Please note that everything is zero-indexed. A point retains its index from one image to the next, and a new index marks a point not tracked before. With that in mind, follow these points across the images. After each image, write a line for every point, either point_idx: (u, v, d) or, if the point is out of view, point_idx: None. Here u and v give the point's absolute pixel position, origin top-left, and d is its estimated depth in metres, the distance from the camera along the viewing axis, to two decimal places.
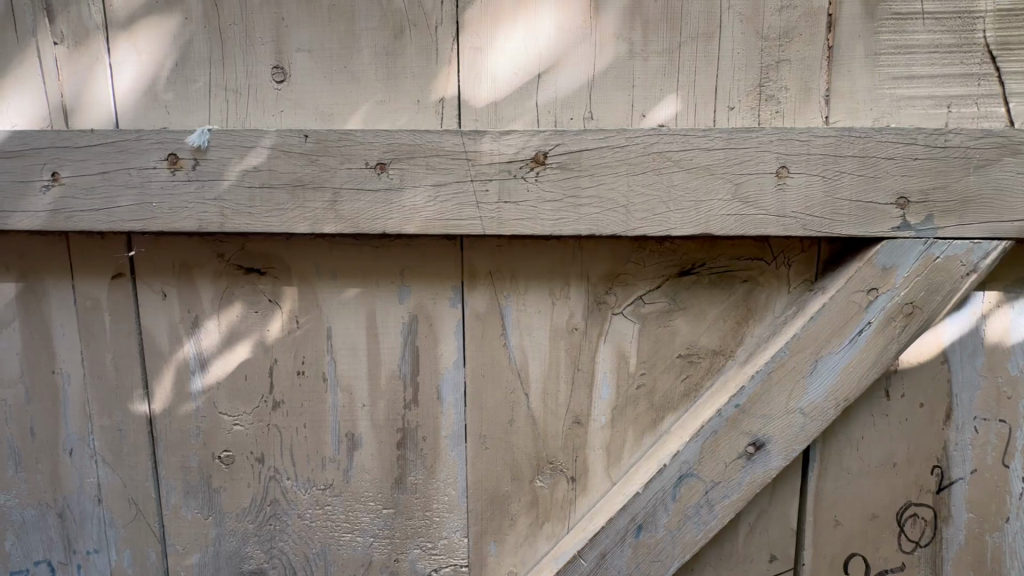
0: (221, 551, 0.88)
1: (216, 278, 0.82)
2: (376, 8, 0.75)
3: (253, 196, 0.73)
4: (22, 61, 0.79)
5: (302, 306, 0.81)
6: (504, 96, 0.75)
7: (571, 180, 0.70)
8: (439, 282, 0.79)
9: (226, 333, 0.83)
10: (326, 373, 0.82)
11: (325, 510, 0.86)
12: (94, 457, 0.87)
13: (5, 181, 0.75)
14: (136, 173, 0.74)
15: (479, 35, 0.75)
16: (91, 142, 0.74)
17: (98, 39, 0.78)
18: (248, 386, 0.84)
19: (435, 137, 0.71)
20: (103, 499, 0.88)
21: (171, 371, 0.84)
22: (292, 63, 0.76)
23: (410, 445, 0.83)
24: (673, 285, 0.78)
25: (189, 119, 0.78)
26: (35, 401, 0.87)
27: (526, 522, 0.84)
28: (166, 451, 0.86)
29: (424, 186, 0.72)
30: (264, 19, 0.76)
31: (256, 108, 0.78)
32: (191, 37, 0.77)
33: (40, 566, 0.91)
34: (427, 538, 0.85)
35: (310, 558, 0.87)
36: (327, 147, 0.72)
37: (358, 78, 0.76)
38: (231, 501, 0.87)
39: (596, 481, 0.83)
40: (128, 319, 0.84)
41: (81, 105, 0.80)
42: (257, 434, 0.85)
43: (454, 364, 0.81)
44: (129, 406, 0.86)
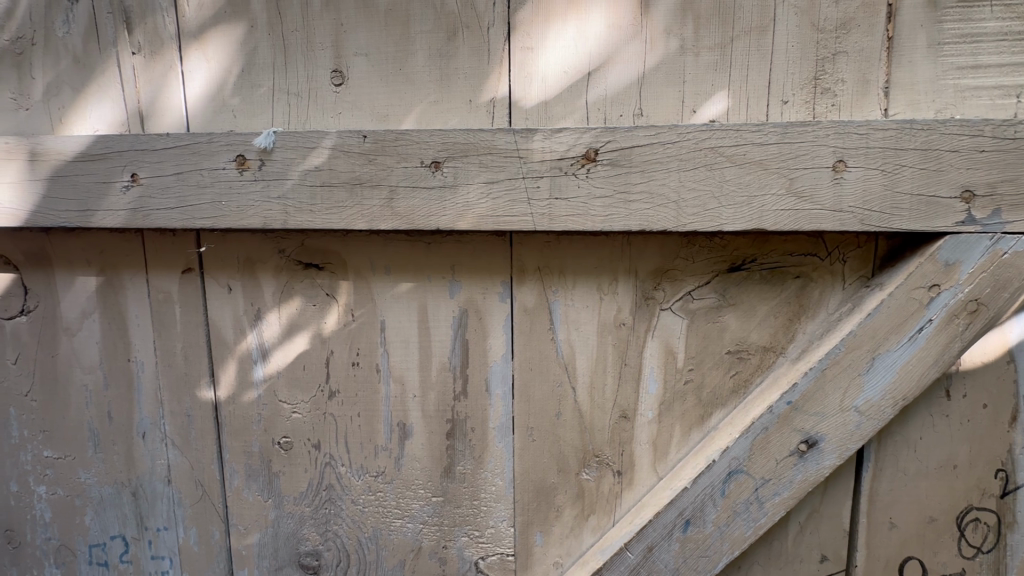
0: (280, 532, 0.93)
1: (277, 273, 0.86)
2: (431, 12, 0.77)
3: (314, 194, 0.77)
4: (104, 70, 0.85)
5: (357, 300, 0.85)
6: (554, 95, 0.77)
7: (621, 176, 0.71)
8: (488, 277, 0.81)
9: (287, 324, 0.87)
10: (379, 364, 0.86)
11: (377, 496, 0.89)
12: (164, 439, 0.93)
13: (90, 182, 0.82)
14: (207, 174, 0.79)
15: (530, 35, 0.76)
16: (167, 145, 0.79)
17: (172, 48, 0.84)
18: (306, 375, 0.88)
19: (488, 136, 0.73)
20: (172, 480, 0.94)
21: (235, 361, 0.89)
22: (350, 67, 0.80)
23: (459, 436, 0.86)
24: (722, 281, 0.77)
25: (254, 122, 0.83)
26: (112, 386, 0.93)
27: (571, 514, 0.85)
28: (230, 436, 0.91)
29: (477, 184, 0.74)
30: (324, 25, 0.80)
31: (316, 110, 0.81)
32: (257, 44, 0.81)
33: (116, 540, 0.98)
34: (475, 526, 0.88)
35: (362, 541, 0.91)
36: (384, 146, 0.74)
37: (412, 80, 0.79)
38: (289, 485, 0.91)
39: (641, 475, 0.83)
40: (196, 311, 0.89)
41: (156, 111, 0.85)
42: (314, 422, 0.89)
43: (503, 357, 0.83)
44: (197, 393, 0.91)
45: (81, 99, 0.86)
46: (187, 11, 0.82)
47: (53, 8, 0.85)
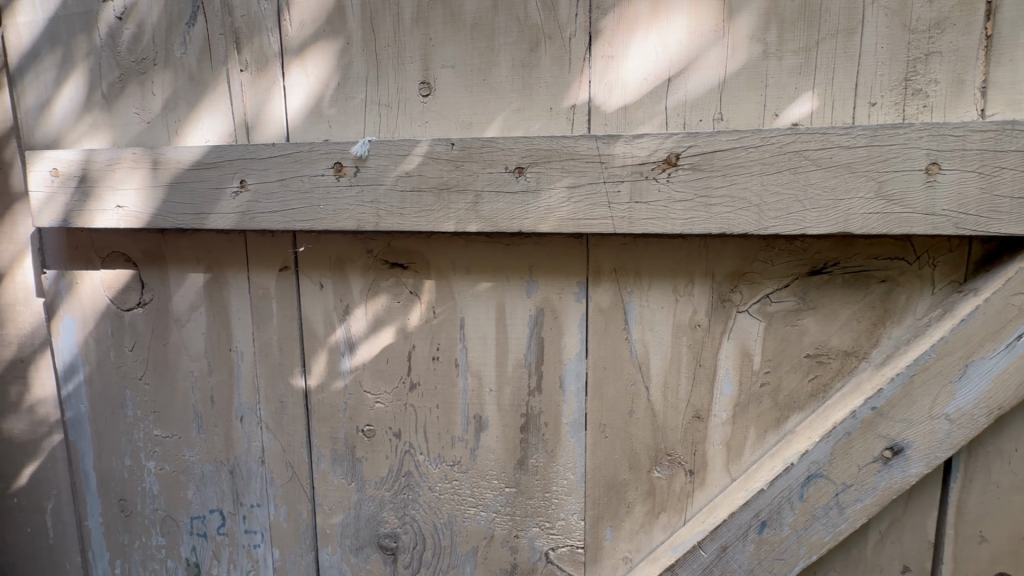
0: (361, 514, 0.99)
1: (365, 271, 0.92)
2: (515, 24, 0.81)
3: (405, 198, 0.82)
4: (215, 86, 0.94)
5: (438, 298, 0.90)
6: (634, 102, 0.79)
7: (703, 180, 0.73)
8: (565, 278, 0.84)
9: (372, 319, 0.93)
10: (458, 359, 0.90)
11: (453, 485, 0.94)
12: (260, 423, 1.02)
13: (204, 188, 0.90)
14: (308, 180, 0.85)
15: (610, 44, 0.79)
16: (272, 154, 0.87)
17: (275, 65, 0.91)
18: (390, 367, 0.94)
19: (571, 142, 0.76)
20: (265, 460, 1.02)
21: (325, 352, 0.96)
22: (437, 79, 0.85)
23: (532, 430, 0.89)
24: (802, 284, 0.77)
25: (348, 131, 0.89)
26: (215, 373, 1.02)
27: (642, 510, 0.87)
28: (318, 422, 0.98)
29: (559, 188, 0.77)
30: (414, 40, 0.85)
31: (405, 120, 0.87)
32: (352, 59, 0.88)
33: (214, 513, 1.08)
34: (546, 517, 0.91)
35: (438, 527, 0.96)
36: (471, 153, 0.79)
37: (496, 89, 0.83)
38: (371, 470, 0.97)
39: (714, 475, 0.84)
40: (291, 306, 0.96)
41: (260, 122, 0.93)
42: (395, 411, 0.94)
43: (577, 356, 0.86)
44: (289, 381, 0.99)
45: (195, 112, 0.96)
46: (291, 30, 0.90)
47: (173, 31, 0.95)
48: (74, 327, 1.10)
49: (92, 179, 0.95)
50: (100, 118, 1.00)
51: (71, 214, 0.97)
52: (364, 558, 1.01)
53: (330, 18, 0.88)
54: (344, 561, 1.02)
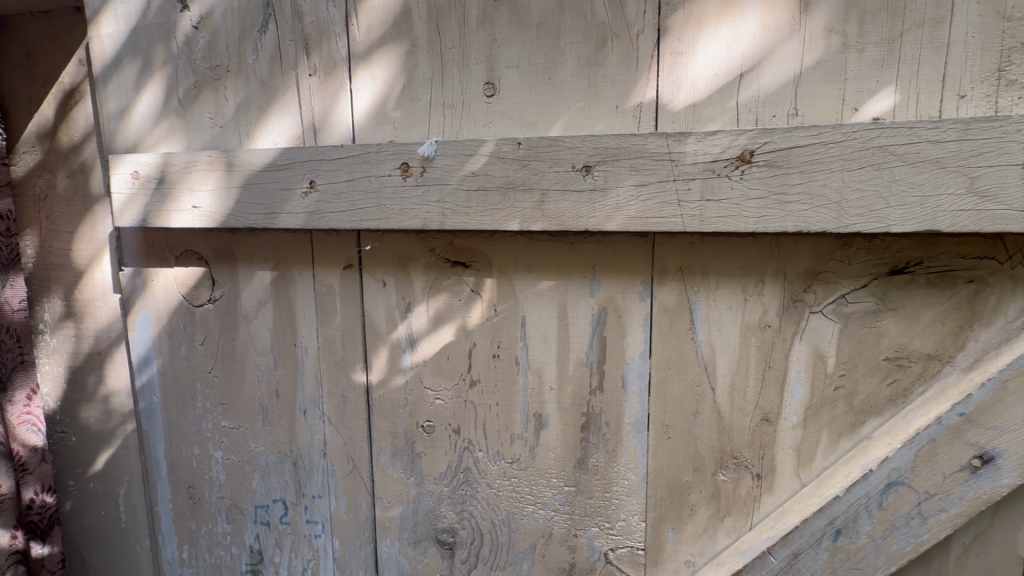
0: (420, 508, 1.01)
1: (427, 270, 0.94)
2: (581, 23, 0.81)
3: (470, 198, 0.83)
4: (284, 90, 0.98)
5: (500, 296, 0.90)
6: (704, 98, 0.78)
7: (778, 177, 0.71)
8: (629, 277, 0.84)
9: (433, 316, 0.95)
10: (518, 357, 0.91)
11: (511, 482, 0.95)
12: (322, 417, 1.05)
13: (275, 188, 0.93)
14: (375, 180, 0.88)
15: (680, 40, 0.78)
16: (340, 155, 0.89)
17: (343, 69, 0.94)
18: (450, 364, 0.95)
19: (640, 140, 0.75)
20: (327, 453, 1.05)
21: (386, 348, 0.98)
22: (501, 79, 0.86)
23: (593, 429, 0.89)
24: (881, 285, 0.75)
25: (412, 132, 0.91)
26: (280, 367, 1.06)
27: (705, 514, 0.86)
28: (379, 417, 1.01)
29: (627, 187, 0.76)
30: (479, 41, 0.86)
31: (469, 120, 0.88)
32: (417, 62, 0.90)
33: (277, 503, 1.11)
34: (606, 517, 0.91)
35: (496, 523, 0.97)
36: (538, 152, 0.79)
37: (561, 88, 0.83)
38: (430, 465, 0.99)
39: (783, 480, 0.82)
40: (354, 303, 0.99)
41: (327, 124, 0.96)
42: (455, 408, 0.96)
43: (640, 355, 0.85)
44: (351, 376, 1.01)
45: (265, 116, 0.99)
46: (358, 35, 0.92)
47: (245, 39, 0.99)
48: (148, 321, 1.16)
49: (169, 181, 1.00)
50: (176, 123, 1.05)
51: (149, 214, 1.02)
52: (422, 551, 1.02)
53: (397, 22, 0.90)
54: (402, 554, 1.04)
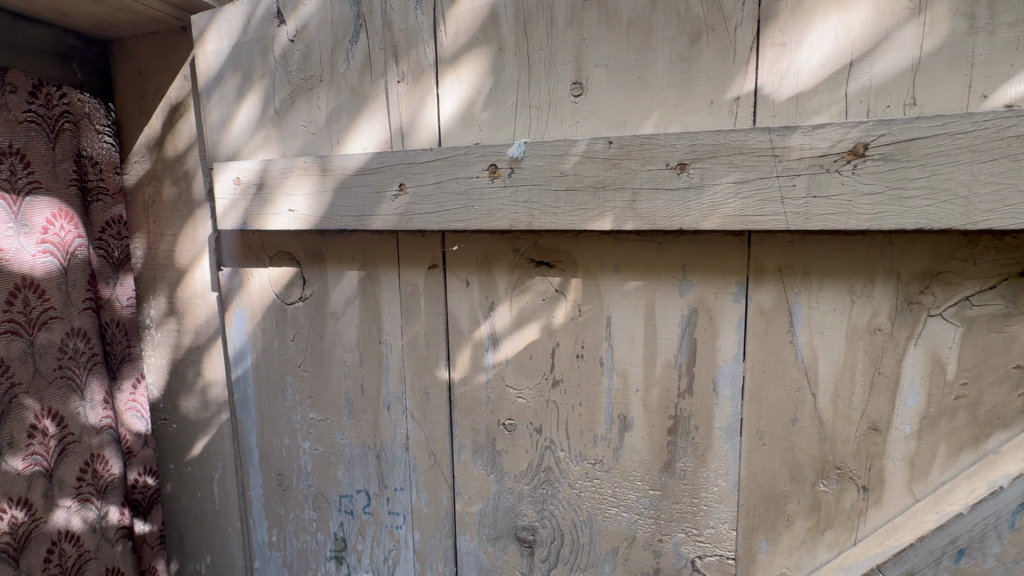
0: (500, 505, 1.02)
1: (511, 270, 0.95)
2: (674, 18, 0.80)
3: (559, 198, 0.83)
4: (374, 97, 1.02)
5: (585, 296, 0.90)
6: (808, 90, 0.75)
7: (896, 171, 0.67)
8: (722, 277, 0.82)
9: (517, 315, 0.96)
10: (603, 357, 0.90)
11: (594, 483, 0.94)
12: (405, 412, 1.08)
13: (365, 191, 0.97)
14: (463, 182, 0.90)
15: (782, 31, 0.75)
16: (428, 158, 0.92)
17: (430, 75, 0.97)
18: (533, 364, 0.95)
19: (740, 136, 0.73)
20: (409, 447, 1.09)
21: (469, 346, 1.00)
22: (589, 78, 0.85)
23: (681, 433, 0.87)
24: (1012, 286, 0.68)
25: (498, 134, 0.92)
26: (366, 363, 1.11)
27: (803, 525, 0.82)
28: (461, 414, 1.03)
29: (725, 184, 0.74)
30: (567, 41, 0.86)
31: (555, 120, 0.89)
32: (504, 64, 0.91)
33: (361, 494, 1.16)
34: (693, 524, 0.89)
35: (577, 524, 0.97)
36: (630, 151, 0.78)
37: (652, 86, 0.82)
38: (511, 463, 1.00)
39: (892, 494, 0.77)
40: (438, 302, 1.02)
41: (414, 129, 0.99)
42: (537, 407, 0.96)
43: (733, 358, 0.83)
44: (434, 373, 1.04)
45: (356, 123, 1.04)
46: (446, 41, 0.95)
47: (338, 49, 1.04)
48: (244, 318, 1.24)
49: (267, 186, 1.06)
50: (272, 131, 1.12)
51: (249, 218, 1.08)
52: (501, 548, 1.04)
53: (484, 26, 0.91)
54: (482, 549, 1.06)
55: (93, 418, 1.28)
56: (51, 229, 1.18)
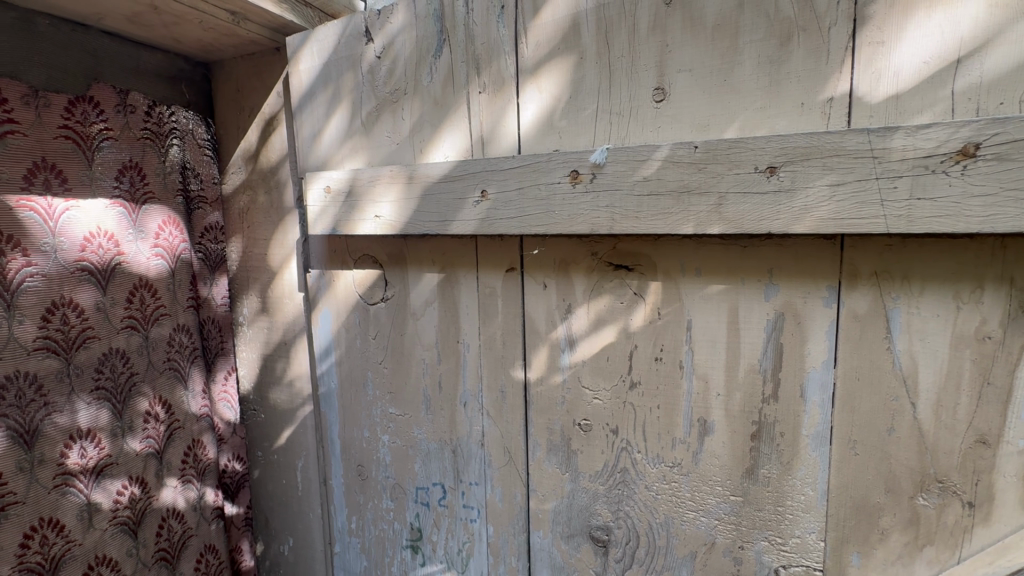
0: (574, 504, 1.04)
1: (589, 273, 0.97)
2: (763, 21, 0.79)
3: (641, 202, 0.85)
4: (456, 108, 1.07)
5: (664, 300, 0.91)
6: (909, 89, 0.72)
7: (1011, 171, 0.64)
8: (811, 282, 0.80)
9: (594, 318, 0.97)
10: (683, 361, 0.90)
11: (671, 486, 0.94)
12: (481, 409, 1.12)
13: (448, 197, 1.02)
14: (544, 188, 0.93)
15: (881, 29, 0.73)
16: (510, 165, 0.95)
17: (511, 85, 1.01)
18: (610, 366, 0.97)
19: (835, 138, 0.72)
20: (485, 444, 1.13)
21: (546, 347, 1.03)
22: (672, 84, 0.86)
23: (765, 438, 0.86)
24: None
25: (578, 141, 0.95)
26: (443, 361, 1.16)
27: (899, 539, 0.79)
28: (536, 413, 1.06)
29: (819, 187, 0.73)
30: (649, 47, 0.87)
31: (637, 126, 0.90)
32: (585, 73, 0.93)
33: (436, 487, 1.22)
34: (777, 532, 0.87)
35: (653, 526, 0.97)
36: (716, 155, 0.79)
37: (738, 89, 0.82)
38: (586, 463, 1.02)
39: (1004, 512, 0.73)
40: (515, 304, 1.05)
41: (495, 137, 1.03)
42: (613, 408, 0.98)
43: (824, 364, 0.81)
44: (510, 372, 1.08)
45: (438, 133, 1.09)
46: (527, 51, 0.98)
47: (422, 63, 1.10)
48: (329, 317, 1.33)
49: (355, 193, 1.13)
50: (359, 142, 1.19)
51: (338, 223, 1.16)
52: (575, 546, 1.06)
53: (565, 36, 0.94)
54: (555, 546, 1.08)
55: (194, 407, 1.40)
56: (162, 235, 1.32)
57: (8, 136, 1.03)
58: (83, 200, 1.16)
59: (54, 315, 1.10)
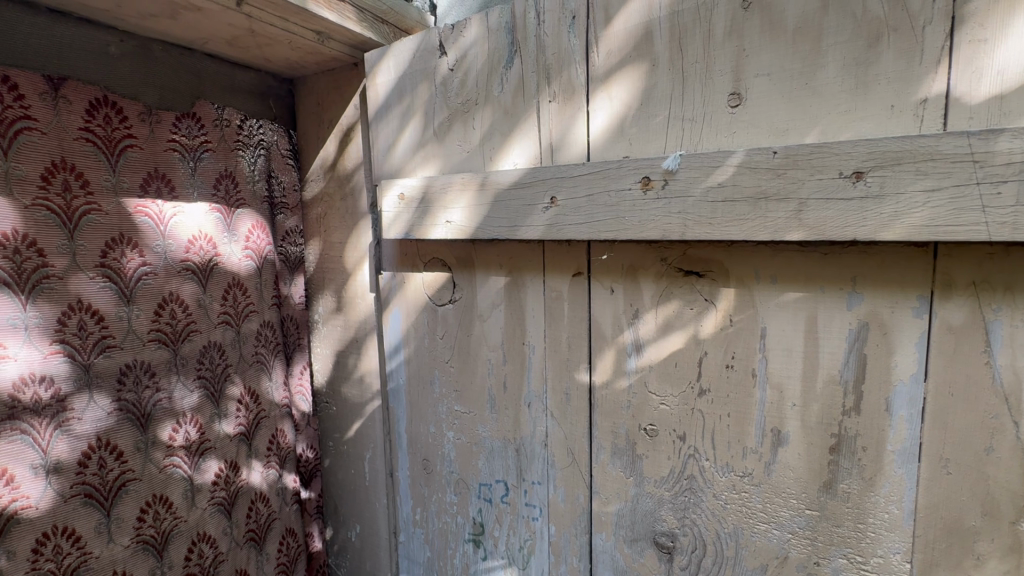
0: (638, 508, 1.05)
1: (657, 279, 0.97)
2: (849, 21, 0.77)
3: (715, 209, 0.84)
4: (526, 117, 1.10)
5: (737, 306, 0.90)
6: (1015, 88, 0.68)
7: None
8: (899, 291, 0.77)
9: (662, 323, 0.98)
10: (756, 369, 0.89)
11: (741, 496, 0.93)
12: (545, 410, 1.15)
13: (518, 203, 1.05)
14: (614, 194, 0.94)
15: (984, 26, 0.69)
16: (581, 171, 0.97)
17: (582, 93, 1.03)
18: (678, 372, 0.97)
19: (930, 141, 0.69)
20: (549, 444, 1.15)
21: (612, 351, 1.04)
22: (749, 88, 0.85)
23: (845, 453, 0.83)
24: None
25: (649, 147, 0.95)
26: (509, 362, 1.19)
27: (998, 567, 0.75)
28: (601, 416, 1.07)
29: (911, 193, 0.70)
30: (725, 53, 0.87)
31: (710, 132, 0.89)
32: (657, 79, 0.94)
33: (499, 484, 1.25)
34: (857, 550, 0.84)
35: (721, 536, 0.96)
36: (797, 160, 0.77)
37: (821, 92, 0.80)
38: (651, 468, 1.02)
39: None
40: (582, 309, 1.07)
41: (565, 144, 1.06)
42: (681, 415, 0.97)
43: (913, 378, 0.77)
44: (575, 375, 1.09)
45: (508, 141, 1.13)
46: (599, 60, 1.00)
47: (493, 74, 1.14)
48: (398, 317, 1.40)
49: (428, 199, 1.19)
50: (431, 150, 1.25)
51: (412, 228, 1.22)
52: (638, 550, 1.06)
53: (638, 43, 0.95)
54: (618, 549, 1.09)
55: (276, 397, 1.51)
56: (251, 237, 1.43)
57: (128, 150, 1.17)
58: (187, 206, 1.29)
59: (164, 310, 1.23)
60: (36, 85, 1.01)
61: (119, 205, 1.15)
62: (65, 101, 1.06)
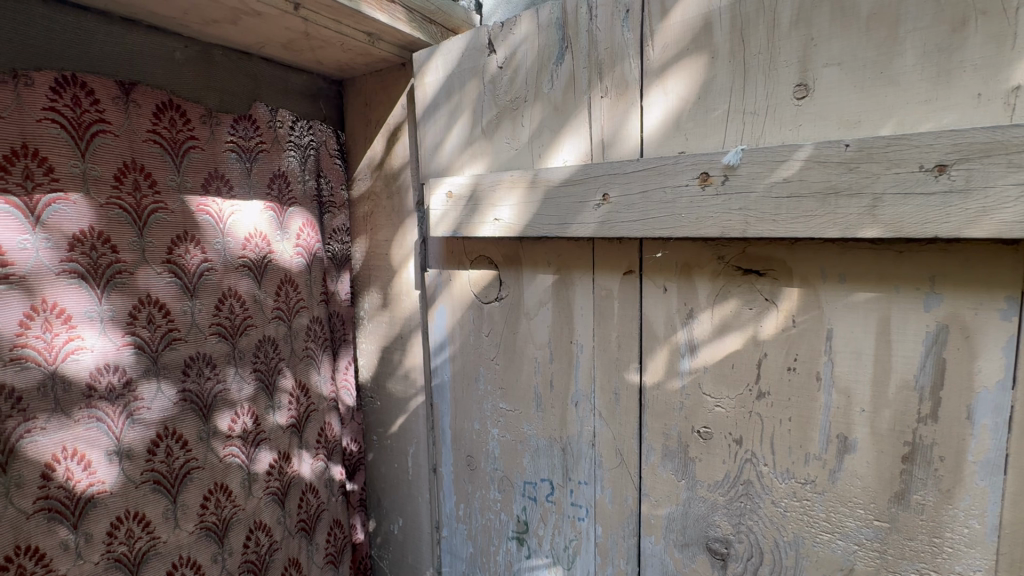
0: (690, 512, 1.02)
1: (714, 277, 0.94)
2: (930, 6, 0.73)
3: (780, 205, 0.81)
4: (577, 113, 1.09)
5: (800, 307, 0.86)
6: None
7: None
8: (983, 291, 0.72)
9: (718, 323, 0.95)
10: (820, 372, 0.85)
11: (803, 504, 0.89)
12: (593, 410, 1.13)
13: (569, 200, 1.04)
14: (670, 191, 0.92)
15: None
16: (635, 168, 0.96)
17: (635, 89, 1.01)
18: (735, 374, 0.94)
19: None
20: (596, 444, 1.14)
21: (664, 351, 1.02)
22: (817, 79, 0.82)
23: (919, 462, 0.79)
24: None
25: (707, 142, 0.93)
26: (556, 360, 1.18)
27: None
28: (652, 417, 1.05)
29: (1002, 187, 0.66)
30: (791, 43, 0.83)
31: (774, 125, 0.86)
32: (716, 72, 0.91)
33: (544, 483, 1.25)
34: (932, 566, 0.80)
35: (780, 544, 0.93)
36: (871, 154, 0.74)
37: (898, 81, 0.76)
38: (705, 472, 0.99)
39: None
40: (633, 307, 1.05)
41: (617, 140, 1.04)
42: (737, 418, 0.94)
43: (999, 384, 0.72)
44: (625, 375, 1.08)
45: (558, 138, 1.12)
46: (654, 53, 0.98)
47: (543, 71, 1.13)
48: (444, 314, 1.41)
49: (477, 197, 1.19)
50: (479, 147, 1.25)
51: (460, 226, 1.23)
52: (690, 555, 1.03)
53: (696, 36, 0.93)
54: (668, 553, 1.06)
55: (324, 390, 1.55)
56: (302, 235, 1.47)
57: (191, 151, 1.22)
58: (244, 204, 1.34)
59: (223, 305, 1.28)
60: (109, 90, 1.08)
61: (183, 203, 1.21)
62: (135, 104, 1.12)
